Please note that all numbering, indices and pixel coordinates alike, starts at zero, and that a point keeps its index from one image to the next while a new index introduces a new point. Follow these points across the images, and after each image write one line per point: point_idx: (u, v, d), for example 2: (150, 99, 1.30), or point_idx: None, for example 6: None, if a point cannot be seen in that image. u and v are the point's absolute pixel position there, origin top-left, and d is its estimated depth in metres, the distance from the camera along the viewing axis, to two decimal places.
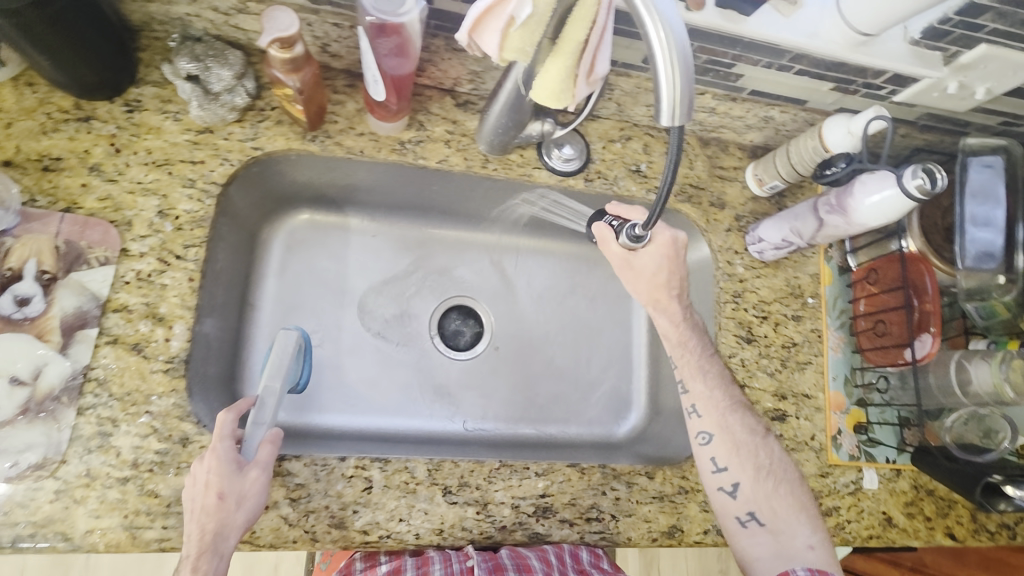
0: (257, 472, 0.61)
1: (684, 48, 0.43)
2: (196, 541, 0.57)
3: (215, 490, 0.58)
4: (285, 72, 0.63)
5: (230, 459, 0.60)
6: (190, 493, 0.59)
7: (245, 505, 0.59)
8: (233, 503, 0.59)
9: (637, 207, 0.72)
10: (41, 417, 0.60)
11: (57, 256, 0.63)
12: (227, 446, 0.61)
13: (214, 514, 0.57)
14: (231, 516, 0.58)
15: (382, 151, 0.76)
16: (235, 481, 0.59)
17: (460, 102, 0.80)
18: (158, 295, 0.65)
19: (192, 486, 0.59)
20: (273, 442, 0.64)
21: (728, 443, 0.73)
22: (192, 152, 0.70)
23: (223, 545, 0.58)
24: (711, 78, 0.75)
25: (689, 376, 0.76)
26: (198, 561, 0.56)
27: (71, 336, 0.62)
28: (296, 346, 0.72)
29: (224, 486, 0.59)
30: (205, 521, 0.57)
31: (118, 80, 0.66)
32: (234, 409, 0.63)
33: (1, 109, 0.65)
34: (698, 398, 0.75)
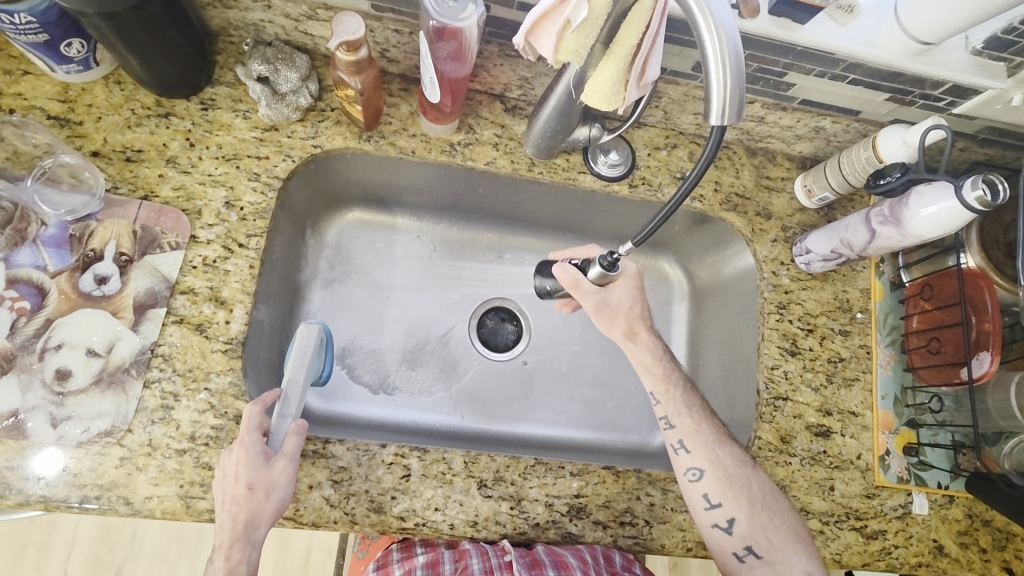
0: (284, 463, 0.63)
1: (736, 49, 0.44)
2: (228, 529, 0.61)
3: (244, 481, 0.61)
4: (348, 73, 0.66)
5: (258, 451, 0.62)
6: (221, 481, 0.62)
7: (274, 496, 0.62)
8: (262, 493, 0.61)
9: (591, 250, 0.79)
10: (112, 387, 0.64)
11: (134, 240, 0.68)
12: (254, 439, 0.63)
13: (244, 504, 0.60)
14: (261, 505, 0.61)
15: (433, 152, 0.79)
16: (264, 473, 0.62)
17: (509, 107, 0.82)
18: (221, 280, 0.70)
19: (222, 476, 0.62)
20: (298, 434, 0.65)
21: (720, 478, 0.72)
22: (258, 148, 0.74)
23: (255, 533, 0.61)
24: (761, 86, 0.75)
25: (673, 411, 0.76)
26: (232, 549, 0.61)
27: (142, 314, 0.67)
28: (316, 341, 0.71)
29: (252, 479, 0.61)
30: (236, 512, 0.60)
31: (197, 80, 0.72)
32: (259, 402, 0.65)
33: (92, 105, 0.71)
34: (684, 433, 0.75)
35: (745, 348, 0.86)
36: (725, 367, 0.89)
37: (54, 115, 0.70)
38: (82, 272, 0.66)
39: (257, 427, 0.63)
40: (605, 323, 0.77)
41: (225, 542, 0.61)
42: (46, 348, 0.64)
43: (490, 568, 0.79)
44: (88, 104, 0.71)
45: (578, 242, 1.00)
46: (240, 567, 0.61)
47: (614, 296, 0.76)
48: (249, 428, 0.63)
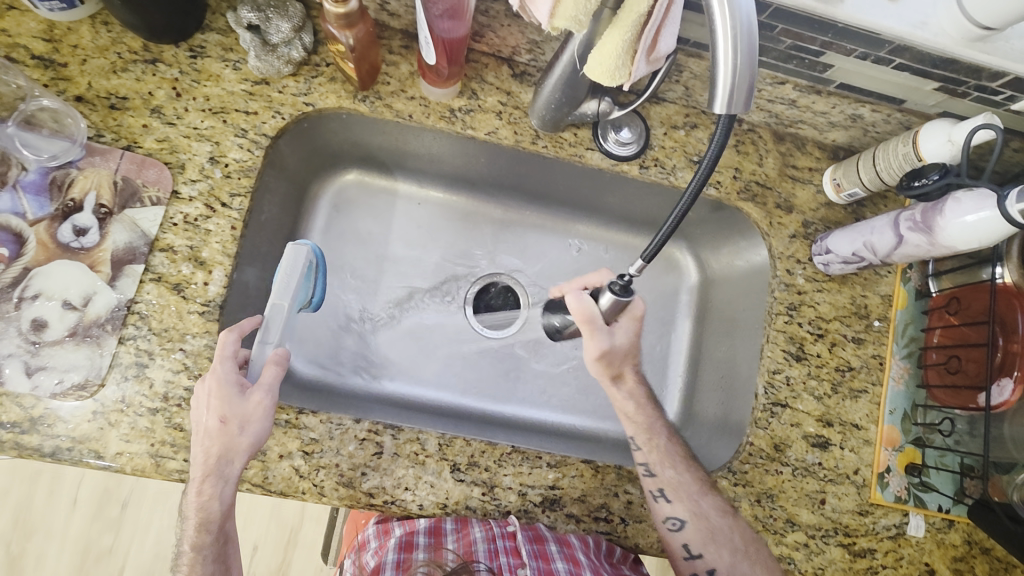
0: (259, 396, 0.62)
1: (750, 28, 0.38)
2: (202, 460, 0.60)
3: (218, 413, 0.60)
4: (339, 27, 0.62)
5: (232, 383, 0.62)
6: (197, 412, 0.62)
7: (248, 429, 0.61)
8: (236, 426, 0.60)
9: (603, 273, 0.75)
10: (87, 341, 0.64)
11: (114, 192, 0.66)
12: (229, 369, 0.62)
13: (218, 438, 0.60)
14: (233, 439, 0.60)
15: (431, 117, 0.74)
16: (237, 406, 0.61)
17: (517, 73, 0.76)
18: (201, 240, 0.68)
19: (197, 407, 0.62)
20: (277, 365, 0.64)
21: (701, 531, 0.71)
22: (247, 102, 0.71)
23: (228, 469, 0.61)
24: (794, 66, 0.67)
25: (657, 460, 0.73)
26: (204, 483, 0.61)
27: (120, 270, 0.65)
28: (302, 264, 0.73)
29: (226, 411, 0.61)
30: (210, 441, 0.60)
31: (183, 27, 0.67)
32: (237, 330, 0.64)
33: (77, 46, 0.68)
34: (665, 484, 0.71)
35: (749, 348, 0.82)
36: (724, 366, 0.85)
37: (38, 55, 0.67)
38: (61, 222, 0.65)
39: (231, 357, 0.62)
40: (598, 367, 0.75)
41: (201, 474, 0.61)
42: (23, 298, 0.63)
43: (494, 535, 0.71)
44: (73, 45, 0.68)
45: (586, 222, 0.95)
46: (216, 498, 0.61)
47: (619, 339, 0.73)
48: (227, 357, 0.63)
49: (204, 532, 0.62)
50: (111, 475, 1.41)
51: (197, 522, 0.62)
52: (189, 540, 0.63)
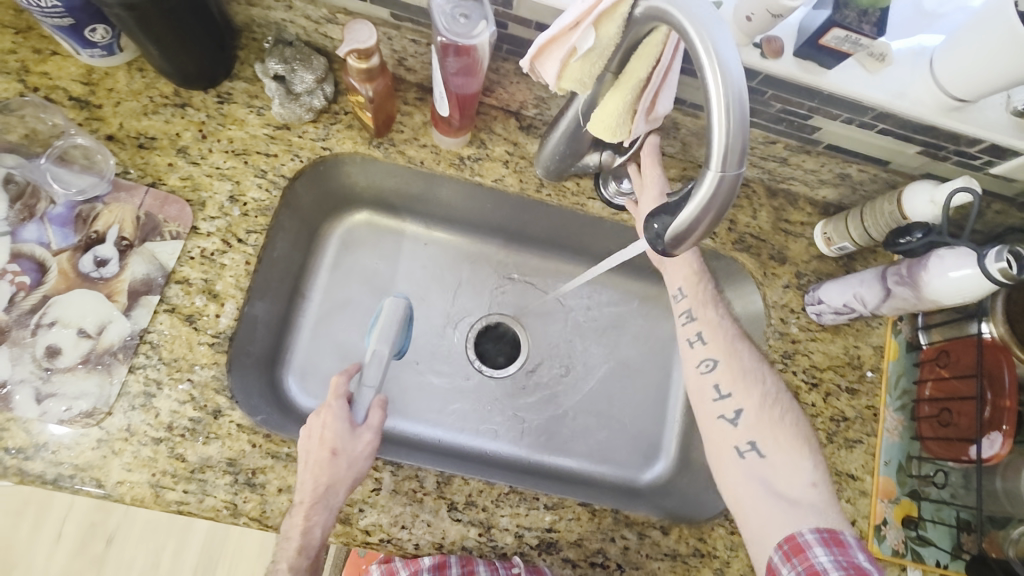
0: (368, 435, 0.67)
1: (741, 96, 0.41)
2: (307, 490, 0.62)
3: (330, 445, 0.63)
4: (359, 80, 0.66)
5: (344, 418, 0.66)
6: (303, 447, 0.65)
7: (356, 464, 0.64)
8: (345, 461, 0.64)
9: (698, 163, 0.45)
10: (98, 368, 0.65)
11: (136, 226, 0.69)
12: (341, 405, 0.67)
13: (327, 468, 0.63)
14: (341, 472, 0.63)
15: (441, 164, 0.78)
16: (348, 441, 0.65)
17: (524, 125, 0.81)
18: (216, 273, 0.70)
19: (305, 440, 0.65)
20: (381, 407, 0.69)
21: (733, 368, 0.71)
22: (268, 145, 0.75)
23: (332, 499, 0.62)
24: (783, 128, 0.72)
25: (699, 304, 0.74)
26: (311, 510, 0.61)
27: (136, 300, 0.68)
28: (402, 314, 0.78)
29: (337, 444, 0.64)
30: (316, 472, 0.62)
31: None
32: (346, 371, 0.70)
33: (113, 89, 0.73)
34: (705, 325, 0.73)
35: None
36: None
37: (76, 97, 0.72)
38: (84, 252, 0.68)
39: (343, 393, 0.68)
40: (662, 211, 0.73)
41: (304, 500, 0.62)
42: (39, 325, 0.65)
43: None
44: (109, 88, 0.73)
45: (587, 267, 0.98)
46: (314, 529, 0.61)
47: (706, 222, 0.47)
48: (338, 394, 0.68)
49: (303, 556, 0.61)
50: (100, 509, 1.39)
51: (289, 551, 0.61)
52: (287, 560, 0.61)
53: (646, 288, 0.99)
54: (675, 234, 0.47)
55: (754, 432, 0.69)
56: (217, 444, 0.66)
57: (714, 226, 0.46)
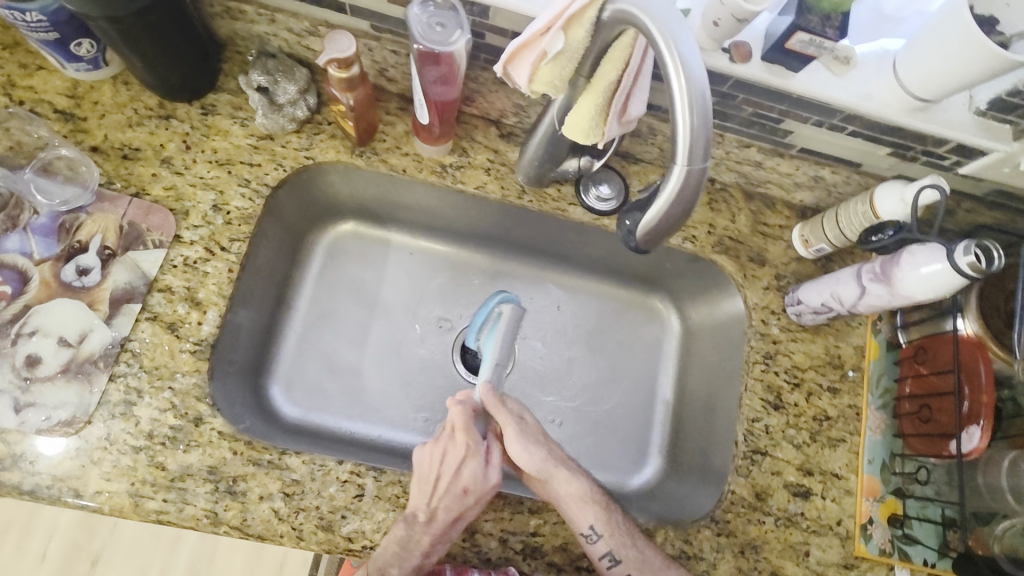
0: (491, 470, 0.69)
1: (703, 94, 0.42)
2: (433, 518, 0.65)
3: (462, 483, 0.67)
4: (340, 89, 0.68)
5: (485, 454, 0.69)
6: (433, 474, 0.67)
7: (484, 499, 0.67)
8: (474, 497, 0.67)
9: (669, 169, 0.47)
10: (78, 377, 0.65)
11: (119, 235, 0.70)
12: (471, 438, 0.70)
13: (458, 505, 0.66)
14: (468, 507, 0.67)
15: (423, 171, 0.79)
16: (481, 479, 0.67)
17: (505, 133, 0.82)
18: (199, 281, 0.71)
19: (426, 464, 0.68)
20: (500, 438, 0.72)
21: (640, 565, 0.68)
22: (251, 155, 0.76)
23: (454, 532, 0.66)
24: (756, 132, 0.74)
25: (574, 502, 0.69)
26: (435, 545, 0.65)
27: (118, 308, 0.68)
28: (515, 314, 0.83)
29: (470, 481, 0.67)
30: (444, 503, 0.66)
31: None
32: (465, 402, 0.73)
33: (98, 102, 0.74)
34: (616, 546, 0.68)
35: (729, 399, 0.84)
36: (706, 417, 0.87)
37: (61, 110, 0.73)
38: (65, 262, 0.68)
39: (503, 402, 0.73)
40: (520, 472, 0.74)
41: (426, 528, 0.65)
42: (20, 334, 0.65)
43: None
44: (94, 101, 0.74)
45: (572, 273, 0.99)
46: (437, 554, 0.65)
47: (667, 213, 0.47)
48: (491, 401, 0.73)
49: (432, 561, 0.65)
50: (86, 527, 1.37)
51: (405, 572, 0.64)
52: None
53: (632, 294, 1.00)
54: (647, 231, 0.48)
55: None
56: (198, 451, 0.66)
57: (683, 222, 0.47)
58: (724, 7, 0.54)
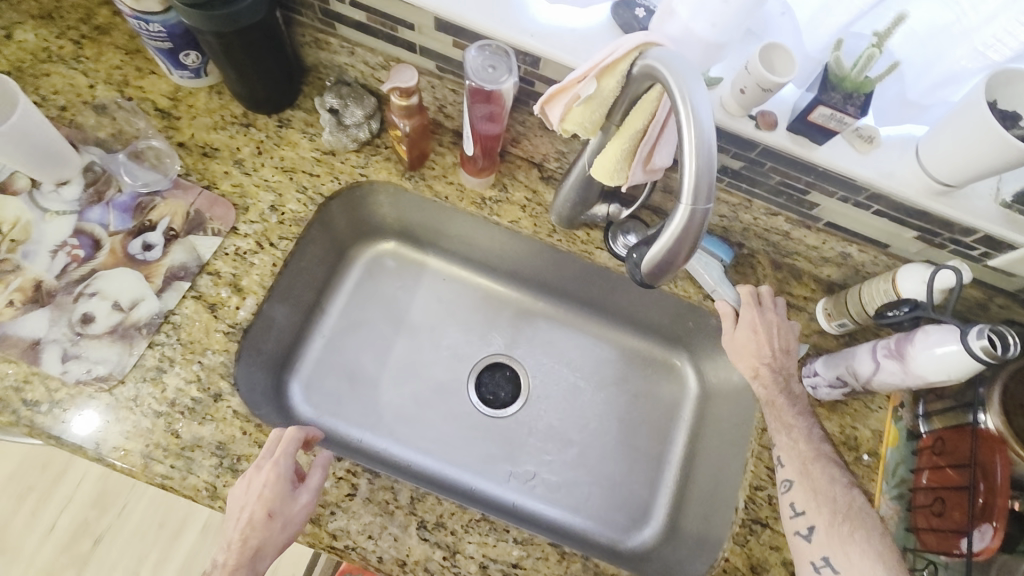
0: (305, 497, 0.65)
1: (711, 144, 0.45)
2: (239, 551, 0.62)
3: (266, 508, 0.62)
4: (399, 116, 0.75)
5: (286, 480, 0.64)
6: (235, 508, 0.63)
7: (288, 528, 0.63)
8: (279, 524, 0.63)
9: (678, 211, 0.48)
10: (122, 339, 0.71)
11: (185, 220, 0.78)
12: (285, 462, 0.65)
13: (260, 531, 0.62)
14: (273, 536, 0.62)
15: (464, 201, 0.85)
16: (286, 504, 0.63)
17: (545, 176, 0.87)
18: (244, 270, 0.77)
19: (236, 496, 0.64)
20: (323, 468, 0.66)
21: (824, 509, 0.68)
22: (313, 166, 0.84)
23: (259, 562, 0.62)
24: (784, 201, 0.77)
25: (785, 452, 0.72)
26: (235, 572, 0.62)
27: (169, 284, 0.75)
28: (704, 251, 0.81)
29: (272, 507, 0.63)
30: (247, 538, 0.62)
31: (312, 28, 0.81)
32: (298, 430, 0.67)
33: (193, 106, 0.84)
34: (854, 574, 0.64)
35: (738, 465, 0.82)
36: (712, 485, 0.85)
37: (160, 108, 0.83)
38: (134, 237, 0.76)
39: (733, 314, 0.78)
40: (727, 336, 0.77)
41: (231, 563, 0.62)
42: (82, 293, 0.72)
43: None
44: (190, 105, 0.84)
45: (595, 319, 1.01)
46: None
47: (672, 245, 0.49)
48: (728, 316, 0.78)
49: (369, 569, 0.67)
50: (105, 489, 1.43)
51: None
52: None
53: (652, 349, 1.00)
54: (651, 265, 0.50)
55: (829, 549, 0.66)
56: (211, 426, 0.70)
57: (687, 260, 0.49)
58: (750, 75, 0.59)
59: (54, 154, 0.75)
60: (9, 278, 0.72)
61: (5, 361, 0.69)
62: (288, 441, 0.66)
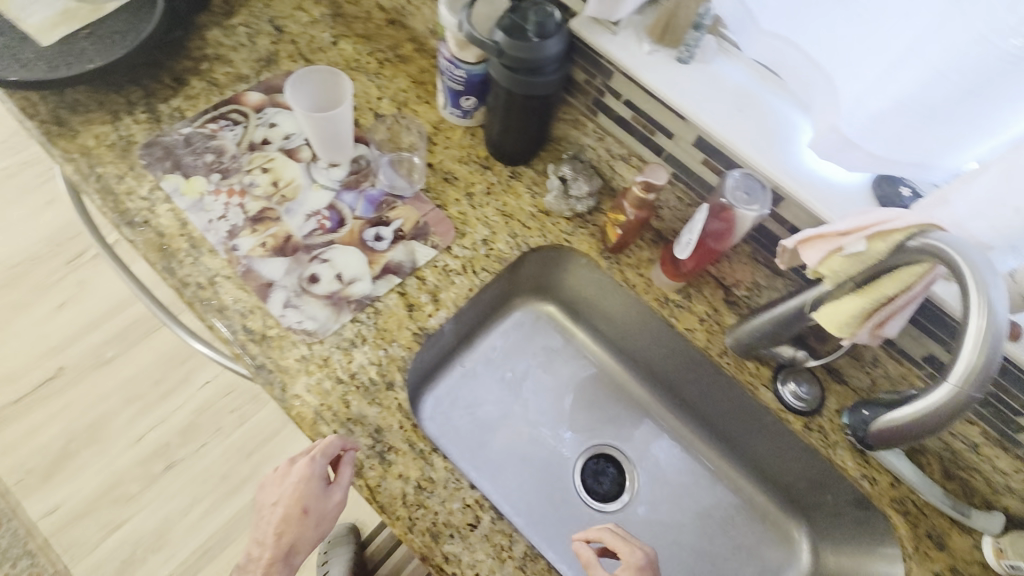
0: (339, 494, 0.70)
1: (998, 337, 0.46)
2: (277, 543, 0.70)
3: (302, 507, 0.69)
4: (631, 205, 0.82)
5: (320, 481, 0.69)
6: (270, 501, 0.71)
7: (320, 526, 0.70)
8: (313, 521, 0.70)
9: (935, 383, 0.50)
10: (333, 307, 0.80)
11: (413, 226, 0.88)
12: (318, 463, 0.69)
13: (295, 527, 0.69)
14: (307, 533, 0.70)
15: (650, 295, 0.88)
16: (321, 502, 0.70)
17: (730, 300, 0.89)
18: (446, 285, 0.85)
19: (281, 483, 0.71)
20: (352, 467, 0.70)
21: None
22: (528, 219, 0.92)
23: (294, 556, 0.71)
24: (989, 413, 0.76)
25: None
26: (271, 561, 0.71)
27: (384, 274, 0.84)
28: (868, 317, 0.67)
29: (307, 504, 0.70)
30: (282, 530, 0.70)
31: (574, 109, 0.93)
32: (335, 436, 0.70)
33: (449, 138, 0.97)
34: None
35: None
36: None
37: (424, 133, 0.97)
38: (371, 226, 0.87)
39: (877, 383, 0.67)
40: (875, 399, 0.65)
41: (268, 553, 0.71)
42: (317, 257, 0.83)
43: None
44: (448, 136, 0.97)
45: (718, 450, 1.00)
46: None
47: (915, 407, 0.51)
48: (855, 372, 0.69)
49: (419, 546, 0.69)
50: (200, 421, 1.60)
51: None
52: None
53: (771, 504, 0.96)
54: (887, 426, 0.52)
55: None
56: (377, 409, 0.75)
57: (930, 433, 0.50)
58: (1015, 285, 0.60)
59: (336, 138, 0.87)
60: (269, 224, 0.84)
61: (243, 289, 0.80)
62: (323, 448, 0.69)
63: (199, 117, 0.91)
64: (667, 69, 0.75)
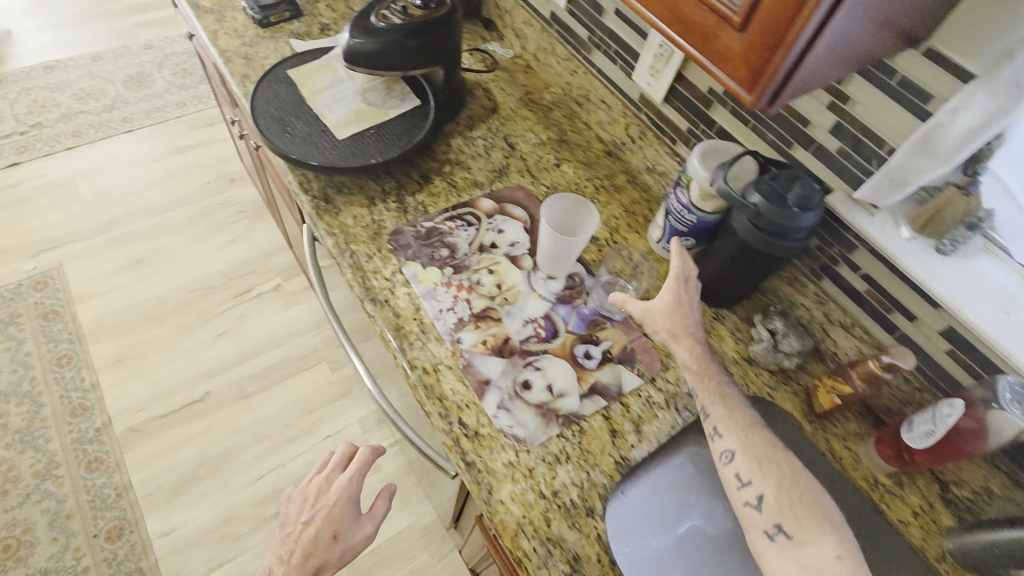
0: (368, 527, 0.89)
1: None
2: (302, 562, 0.86)
3: (331, 532, 0.87)
4: (861, 378, 0.81)
5: (352, 511, 0.89)
6: (298, 519, 0.90)
7: (346, 551, 0.87)
8: (338, 547, 0.87)
9: None
10: (542, 417, 0.82)
11: (621, 350, 0.90)
12: (354, 483, 0.90)
13: (321, 548, 0.86)
14: (328, 556, 0.86)
15: (857, 472, 0.84)
16: (348, 530, 0.88)
17: (945, 497, 0.83)
18: (649, 417, 0.85)
19: (290, 513, 0.92)
20: (385, 499, 0.88)
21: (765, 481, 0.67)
22: (731, 364, 0.92)
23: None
24: None
25: None
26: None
27: (592, 394, 0.85)
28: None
29: (338, 531, 0.87)
30: (298, 553, 0.87)
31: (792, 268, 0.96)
32: (368, 453, 0.90)
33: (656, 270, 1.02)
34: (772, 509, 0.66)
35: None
36: None
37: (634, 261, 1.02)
38: (581, 342, 0.90)
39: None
40: None
41: (300, 562, 0.86)
42: (531, 363, 0.86)
43: None
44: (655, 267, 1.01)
45: None
46: None
47: None
48: None
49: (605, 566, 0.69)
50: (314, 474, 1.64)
51: None
52: None
53: None
54: None
55: (779, 515, 0.65)
56: (576, 535, 0.74)
57: None
58: None
59: (563, 254, 0.91)
60: (490, 323, 0.89)
61: (462, 382, 0.83)
62: (359, 462, 0.90)
63: (439, 213, 1.01)
64: (925, 258, 0.76)
